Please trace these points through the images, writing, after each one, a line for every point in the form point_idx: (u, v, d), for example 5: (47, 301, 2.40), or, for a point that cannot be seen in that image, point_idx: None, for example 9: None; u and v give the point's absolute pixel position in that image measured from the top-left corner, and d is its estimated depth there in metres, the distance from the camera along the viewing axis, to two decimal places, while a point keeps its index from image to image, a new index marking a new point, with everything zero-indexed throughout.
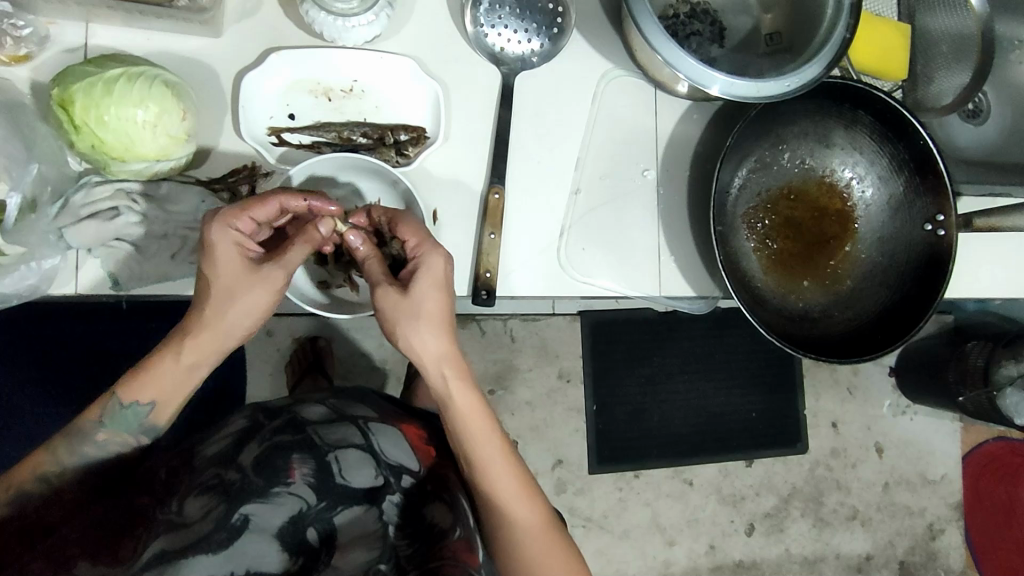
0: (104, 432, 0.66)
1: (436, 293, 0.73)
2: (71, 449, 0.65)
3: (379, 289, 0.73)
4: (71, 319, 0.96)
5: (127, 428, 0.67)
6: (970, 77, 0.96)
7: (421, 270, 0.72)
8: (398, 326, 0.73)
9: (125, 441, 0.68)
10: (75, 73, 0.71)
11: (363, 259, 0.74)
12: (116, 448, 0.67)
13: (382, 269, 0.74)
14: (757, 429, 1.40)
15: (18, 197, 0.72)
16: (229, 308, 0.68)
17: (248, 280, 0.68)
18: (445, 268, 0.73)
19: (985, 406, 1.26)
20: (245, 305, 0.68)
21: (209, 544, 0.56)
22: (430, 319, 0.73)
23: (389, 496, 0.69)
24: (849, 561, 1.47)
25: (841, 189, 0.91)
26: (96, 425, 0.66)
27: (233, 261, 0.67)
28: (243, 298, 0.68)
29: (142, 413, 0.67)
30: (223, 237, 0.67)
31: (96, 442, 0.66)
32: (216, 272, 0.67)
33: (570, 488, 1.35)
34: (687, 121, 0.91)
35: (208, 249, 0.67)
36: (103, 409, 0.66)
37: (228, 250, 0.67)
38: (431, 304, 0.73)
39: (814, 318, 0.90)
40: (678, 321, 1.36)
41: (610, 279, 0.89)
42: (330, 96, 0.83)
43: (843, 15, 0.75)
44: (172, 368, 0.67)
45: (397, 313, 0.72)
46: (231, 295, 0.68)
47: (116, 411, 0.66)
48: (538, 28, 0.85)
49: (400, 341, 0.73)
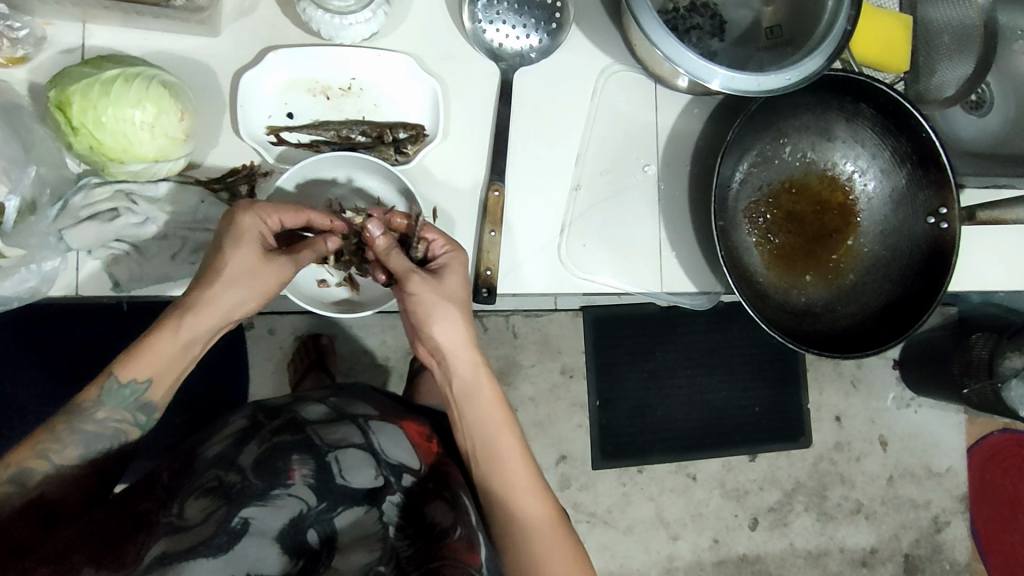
0: (103, 410, 0.67)
1: (460, 283, 0.76)
2: (71, 428, 0.65)
3: (411, 277, 0.73)
4: (71, 321, 0.97)
5: (124, 404, 0.68)
6: (972, 68, 0.95)
7: (448, 264, 0.75)
8: (431, 315, 0.75)
9: (122, 418, 0.68)
10: (72, 74, 0.71)
11: (383, 253, 0.73)
12: (115, 424, 0.68)
13: (407, 261, 0.73)
14: (761, 423, 1.40)
15: (17, 199, 0.73)
16: (233, 290, 0.69)
17: (260, 267, 0.69)
18: (467, 270, 0.77)
19: (990, 398, 1.26)
20: (247, 289, 0.69)
21: (209, 549, 0.56)
22: (461, 308, 0.76)
23: (389, 496, 0.68)
24: (854, 555, 1.47)
25: (843, 182, 0.90)
26: (95, 403, 0.66)
27: (254, 246, 0.69)
28: (252, 279, 0.69)
29: (138, 390, 0.67)
30: (254, 226, 0.69)
31: (95, 421, 0.66)
32: (235, 255, 0.68)
33: (575, 484, 1.35)
34: (688, 116, 0.90)
35: (234, 231, 0.68)
36: (101, 387, 0.66)
37: (248, 234, 0.69)
38: (459, 291, 0.76)
39: (816, 313, 0.89)
40: (680, 315, 1.36)
41: (610, 275, 0.89)
42: (328, 94, 0.83)
43: (843, 10, 0.74)
44: (170, 342, 0.68)
45: (433, 300, 0.74)
46: (241, 279, 0.69)
47: (114, 388, 0.67)
48: (537, 23, 0.85)
49: (426, 332, 0.76)
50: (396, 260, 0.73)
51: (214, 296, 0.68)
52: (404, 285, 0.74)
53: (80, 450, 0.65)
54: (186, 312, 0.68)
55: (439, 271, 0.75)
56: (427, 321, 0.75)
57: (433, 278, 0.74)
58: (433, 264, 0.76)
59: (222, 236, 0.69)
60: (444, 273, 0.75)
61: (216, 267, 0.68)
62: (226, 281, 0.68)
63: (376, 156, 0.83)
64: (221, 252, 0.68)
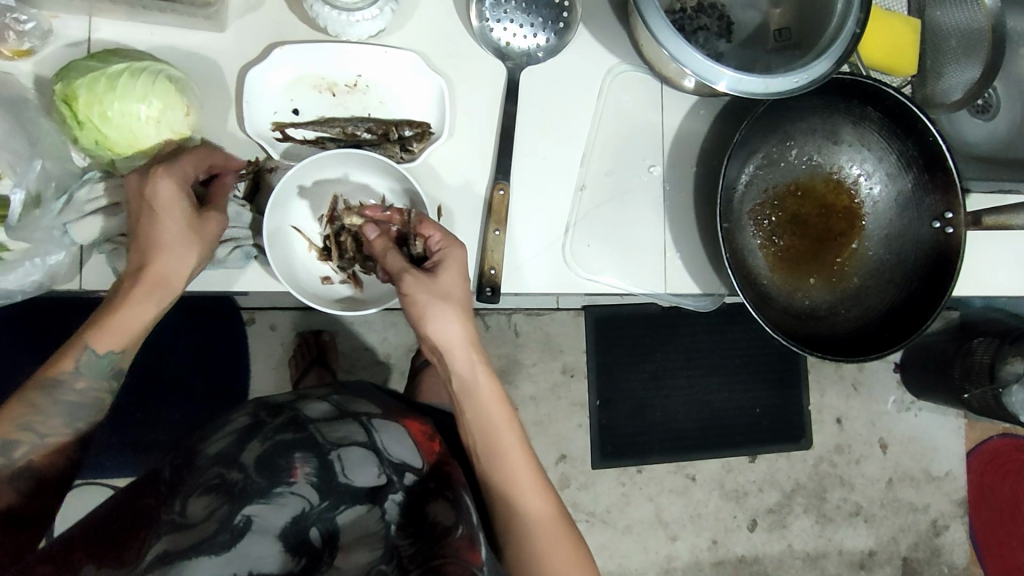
0: (81, 380, 0.67)
1: (457, 279, 0.75)
2: (51, 399, 0.66)
3: (403, 277, 0.74)
4: (72, 313, 1.03)
5: (101, 375, 0.69)
6: (980, 71, 0.95)
7: (446, 261, 0.75)
8: (429, 317, 0.74)
9: (102, 385, 0.69)
10: (79, 67, 0.71)
11: (382, 253, 0.77)
12: (94, 394, 0.69)
13: (403, 261, 0.75)
14: (761, 425, 1.40)
15: (22, 192, 0.72)
16: (181, 255, 0.69)
17: (193, 223, 0.69)
18: (464, 264, 0.76)
19: (990, 404, 1.26)
20: (192, 249, 0.69)
21: (212, 546, 0.57)
22: (454, 307, 0.75)
23: (391, 495, 0.67)
24: (852, 557, 1.47)
25: (848, 185, 0.90)
26: (72, 374, 0.67)
27: (177, 202, 0.68)
28: (191, 234, 0.69)
29: (114, 359, 0.69)
30: (164, 182, 0.67)
31: (76, 391, 0.67)
32: (162, 216, 0.67)
33: (574, 483, 1.35)
34: (694, 117, 0.90)
35: (148, 194, 0.67)
36: (77, 359, 0.67)
37: (171, 197, 0.68)
38: (457, 290, 0.75)
39: (820, 316, 0.89)
40: (682, 315, 1.36)
41: (614, 276, 0.89)
42: (334, 91, 0.83)
43: (854, 9, 0.73)
44: (137, 316, 0.68)
45: (427, 300, 0.73)
46: (179, 238, 0.68)
47: (90, 360, 0.67)
48: (544, 22, 0.84)
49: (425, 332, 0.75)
50: (390, 259, 0.76)
51: (163, 266, 0.68)
52: (399, 284, 0.74)
53: (58, 446, 0.67)
54: (146, 285, 0.68)
55: (434, 268, 0.75)
56: (424, 320, 0.74)
57: (428, 275, 0.74)
58: (431, 260, 0.76)
59: (140, 205, 0.68)
60: (441, 269, 0.74)
61: (151, 234, 0.67)
62: (169, 249, 0.68)
63: (381, 153, 0.83)
64: (148, 217, 0.67)
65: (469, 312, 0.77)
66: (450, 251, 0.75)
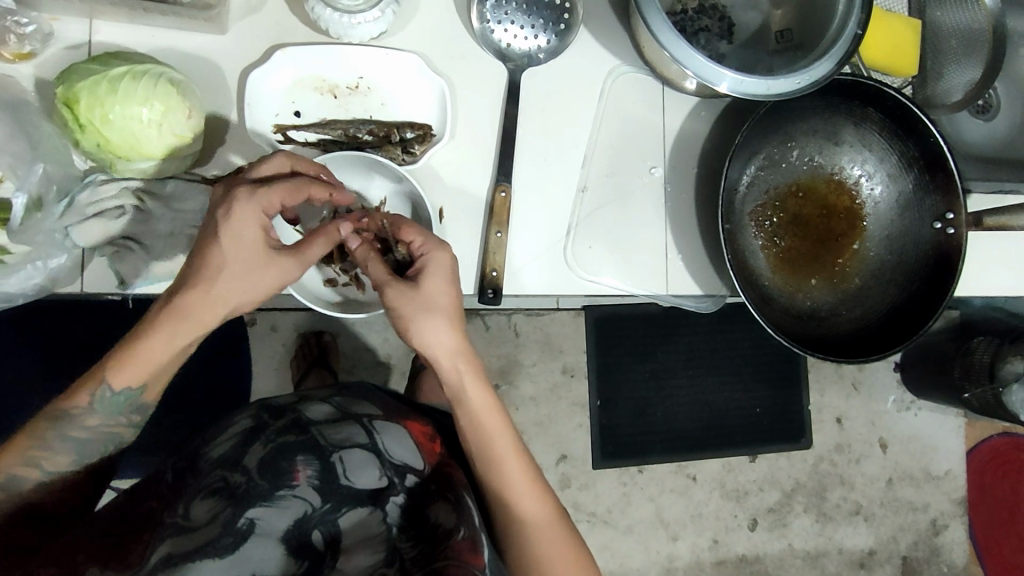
0: (94, 417, 0.66)
1: (445, 288, 0.75)
2: (59, 435, 0.65)
3: (386, 289, 0.74)
4: (73, 315, 1.02)
5: (117, 411, 0.67)
6: (981, 72, 0.95)
7: (430, 268, 0.74)
8: (421, 322, 0.74)
9: (116, 422, 0.68)
10: (80, 70, 0.71)
11: (364, 261, 0.76)
12: (108, 429, 0.68)
13: (386, 270, 0.75)
14: (761, 425, 1.40)
15: (24, 196, 0.72)
16: (236, 293, 0.66)
17: (262, 264, 0.67)
18: (448, 269, 0.75)
19: (990, 403, 1.27)
20: (252, 290, 0.67)
21: (216, 549, 0.58)
22: (441, 312, 0.74)
23: (393, 497, 0.67)
24: (852, 556, 1.47)
25: (850, 186, 0.90)
26: (86, 410, 0.66)
27: (253, 239, 0.66)
28: (255, 275, 0.67)
29: (131, 395, 0.67)
30: (250, 214, 0.66)
31: (87, 427, 0.66)
32: (234, 248, 0.65)
33: (575, 483, 1.36)
34: (695, 119, 0.90)
35: (231, 222, 0.65)
36: (92, 395, 0.65)
37: (250, 233, 0.66)
38: (442, 298, 0.75)
39: (821, 318, 0.90)
40: (682, 315, 1.36)
41: (615, 277, 0.89)
42: (335, 93, 0.83)
43: (855, 11, 0.74)
44: (166, 347, 0.66)
45: (413, 311, 0.73)
46: (242, 277, 0.66)
47: (105, 396, 0.66)
48: (545, 24, 0.84)
49: (413, 339, 0.75)
50: (373, 268, 0.75)
51: (208, 300, 0.66)
52: (383, 294, 0.74)
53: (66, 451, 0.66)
54: (176, 316, 0.65)
55: (417, 274, 0.74)
56: (415, 327, 0.74)
57: (411, 284, 0.74)
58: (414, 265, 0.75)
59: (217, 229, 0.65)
60: (423, 277, 0.74)
61: (212, 263, 0.65)
62: (226, 286, 0.66)
63: (382, 155, 0.83)
64: (218, 246, 0.65)
65: (458, 318, 0.76)
66: (432, 256, 0.74)
